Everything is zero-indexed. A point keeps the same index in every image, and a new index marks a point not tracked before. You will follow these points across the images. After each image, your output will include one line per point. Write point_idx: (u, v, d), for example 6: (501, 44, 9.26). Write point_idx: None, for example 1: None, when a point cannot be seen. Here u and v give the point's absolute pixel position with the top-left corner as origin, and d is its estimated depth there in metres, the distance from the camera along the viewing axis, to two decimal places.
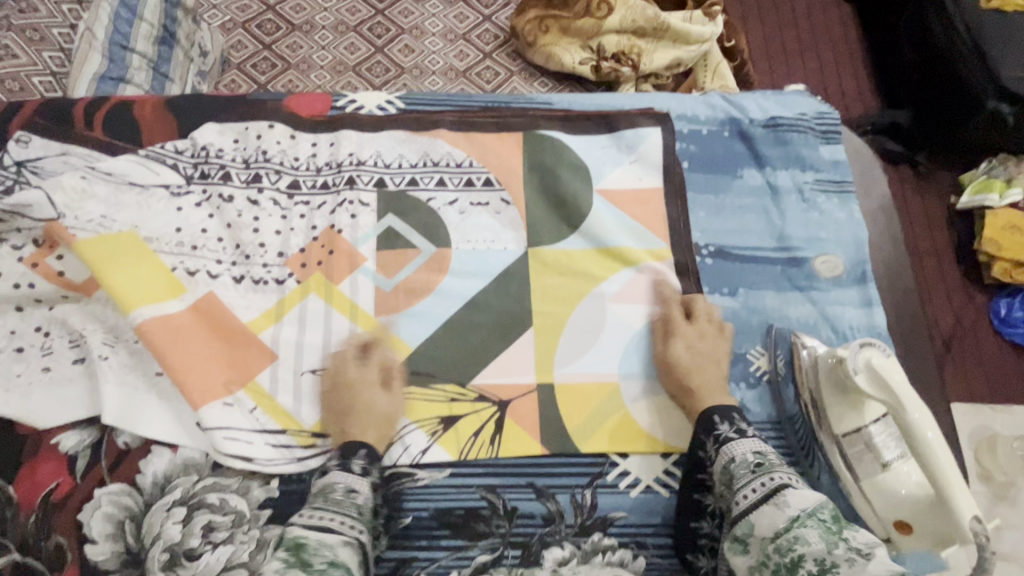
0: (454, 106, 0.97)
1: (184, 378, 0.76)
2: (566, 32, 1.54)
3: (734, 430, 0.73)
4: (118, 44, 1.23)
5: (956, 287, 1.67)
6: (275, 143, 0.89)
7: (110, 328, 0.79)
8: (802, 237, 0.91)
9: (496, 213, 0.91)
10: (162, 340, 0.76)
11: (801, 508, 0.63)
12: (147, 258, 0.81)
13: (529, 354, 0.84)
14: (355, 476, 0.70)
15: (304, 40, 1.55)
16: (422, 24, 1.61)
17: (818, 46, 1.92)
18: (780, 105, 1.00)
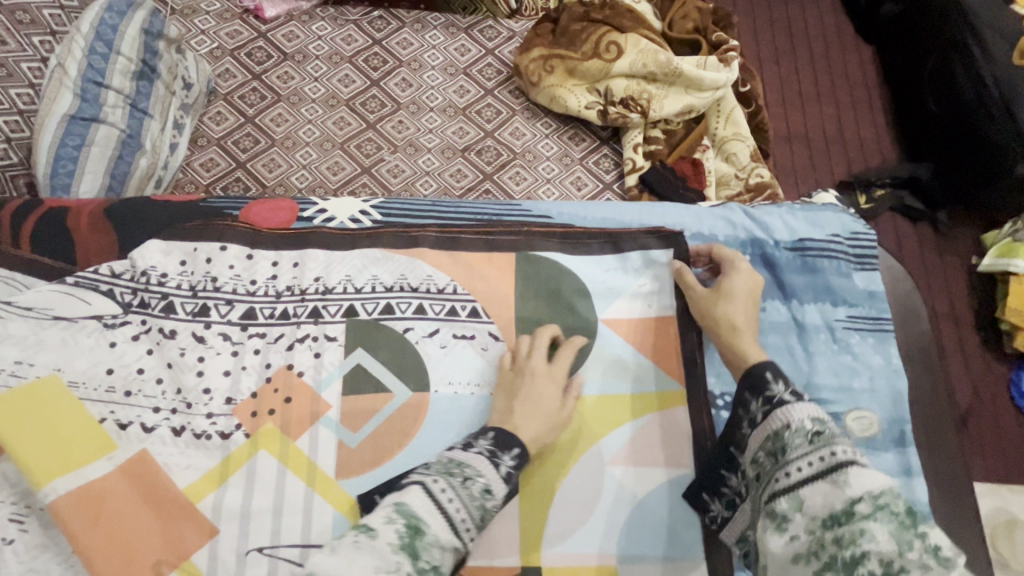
0: (439, 218, 0.88)
1: (99, 565, 0.64)
2: (572, 73, 1.42)
3: (789, 393, 0.62)
4: (91, 80, 1.10)
5: (975, 358, 1.38)
6: (228, 266, 0.79)
7: (20, 496, 0.67)
8: (833, 387, 0.79)
9: (483, 349, 0.79)
10: (77, 521, 0.64)
11: (865, 489, 0.50)
12: (70, 410, 0.69)
13: (513, 529, 0.72)
14: (495, 475, 0.65)
15: (295, 70, 1.40)
16: (422, 57, 1.47)
17: (834, 89, 1.65)
18: (808, 223, 0.88)
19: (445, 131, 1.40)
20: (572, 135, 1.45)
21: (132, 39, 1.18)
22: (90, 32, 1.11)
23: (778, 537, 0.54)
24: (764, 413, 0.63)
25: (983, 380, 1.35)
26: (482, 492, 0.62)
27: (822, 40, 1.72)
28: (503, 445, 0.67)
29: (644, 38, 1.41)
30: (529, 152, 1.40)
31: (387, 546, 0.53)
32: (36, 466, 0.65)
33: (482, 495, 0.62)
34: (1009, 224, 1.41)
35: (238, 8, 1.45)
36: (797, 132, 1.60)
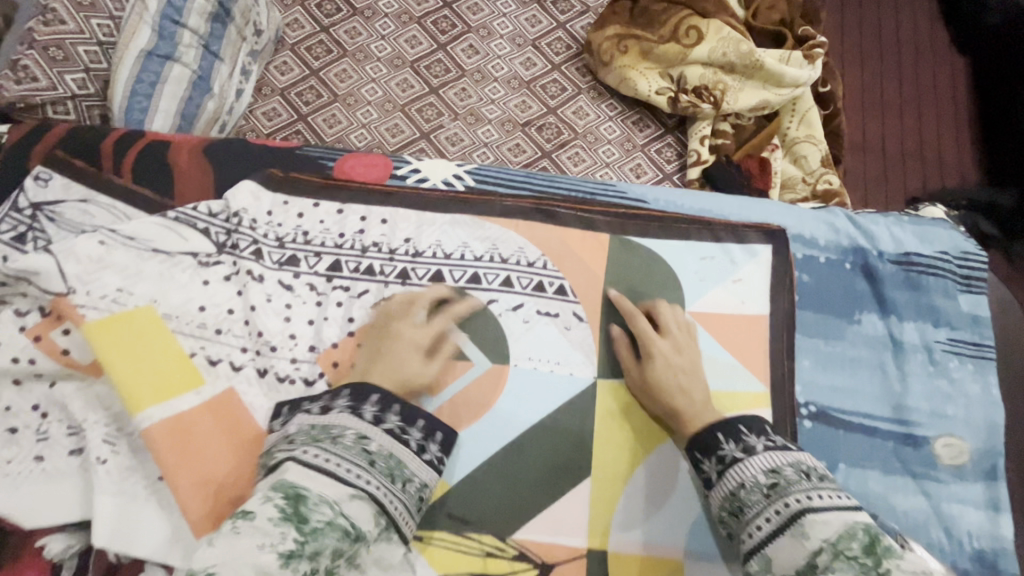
0: (530, 190, 0.85)
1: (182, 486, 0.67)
2: (645, 55, 1.37)
3: (763, 444, 0.64)
4: (169, 18, 1.11)
5: None
6: (318, 220, 0.78)
7: (113, 418, 0.69)
8: (924, 410, 0.76)
9: (566, 328, 0.77)
10: (167, 445, 0.67)
11: (824, 538, 0.55)
12: (164, 339, 0.71)
13: (583, 511, 0.71)
14: (390, 442, 0.62)
15: (363, 26, 1.38)
16: (490, 24, 1.42)
17: (920, 101, 1.56)
18: (917, 237, 0.83)
19: (507, 103, 1.36)
20: (637, 120, 1.40)
21: None
22: None
23: None
24: (719, 473, 0.65)
25: None
26: (376, 451, 0.61)
27: (914, 47, 1.61)
28: (386, 404, 0.65)
29: (726, 25, 1.34)
30: (591, 133, 1.37)
31: (265, 520, 0.51)
32: (133, 391, 0.68)
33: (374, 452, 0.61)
34: None
35: None
36: (874, 142, 1.51)
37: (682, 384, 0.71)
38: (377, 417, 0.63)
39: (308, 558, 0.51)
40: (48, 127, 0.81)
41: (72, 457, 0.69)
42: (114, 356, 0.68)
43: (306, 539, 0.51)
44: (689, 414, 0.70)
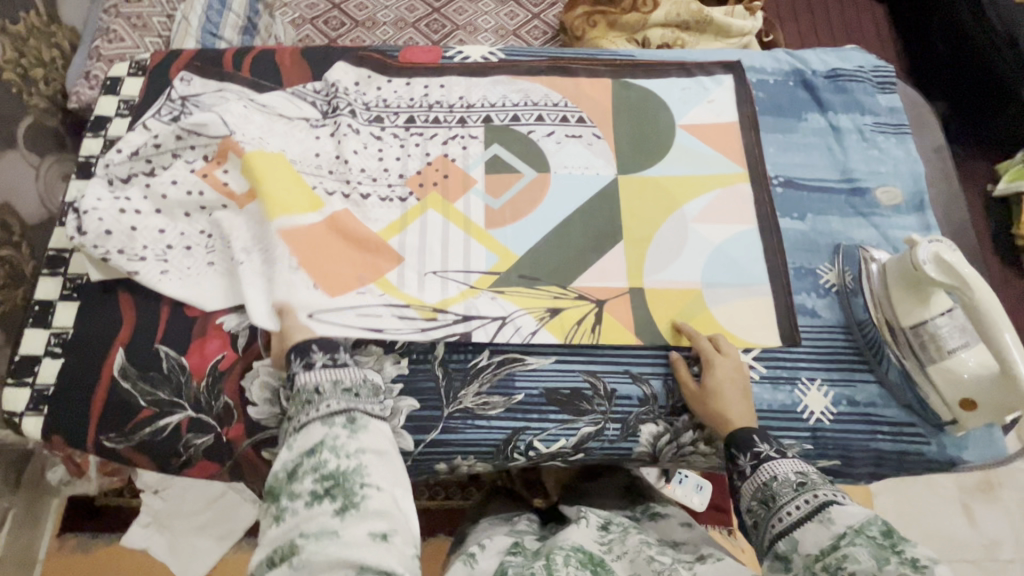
0: (546, 54, 1.09)
1: (321, 277, 0.87)
2: (612, 26, 1.75)
3: (772, 451, 0.75)
4: (209, 31, 1.38)
5: (998, 275, 1.86)
6: (393, 91, 1.04)
7: (256, 236, 0.90)
8: (864, 170, 1.01)
9: (589, 144, 1.02)
10: (303, 246, 0.88)
11: (847, 525, 0.63)
12: (293, 175, 0.92)
13: (621, 262, 0.94)
14: (318, 373, 0.71)
15: (366, 35, 1.90)
16: (475, 21, 1.94)
17: (857, 37, 2.08)
18: (840, 58, 1.10)
19: None
20: None
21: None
22: None
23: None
24: (753, 466, 0.75)
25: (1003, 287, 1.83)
26: (290, 404, 0.70)
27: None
28: (303, 351, 0.74)
29: None
30: None
31: (277, 514, 0.61)
32: (276, 204, 0.88)
33: (312, 391, 0.69)
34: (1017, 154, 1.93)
35: None
36: None
37: (734, 405, 0.81)
38: (309, 363, 0.72)
39: (291, 501, 0.61)
40: (180, 53, 1.07)
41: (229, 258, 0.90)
42: (265, 180, 0.89)
43: (280, 489, 0.63)
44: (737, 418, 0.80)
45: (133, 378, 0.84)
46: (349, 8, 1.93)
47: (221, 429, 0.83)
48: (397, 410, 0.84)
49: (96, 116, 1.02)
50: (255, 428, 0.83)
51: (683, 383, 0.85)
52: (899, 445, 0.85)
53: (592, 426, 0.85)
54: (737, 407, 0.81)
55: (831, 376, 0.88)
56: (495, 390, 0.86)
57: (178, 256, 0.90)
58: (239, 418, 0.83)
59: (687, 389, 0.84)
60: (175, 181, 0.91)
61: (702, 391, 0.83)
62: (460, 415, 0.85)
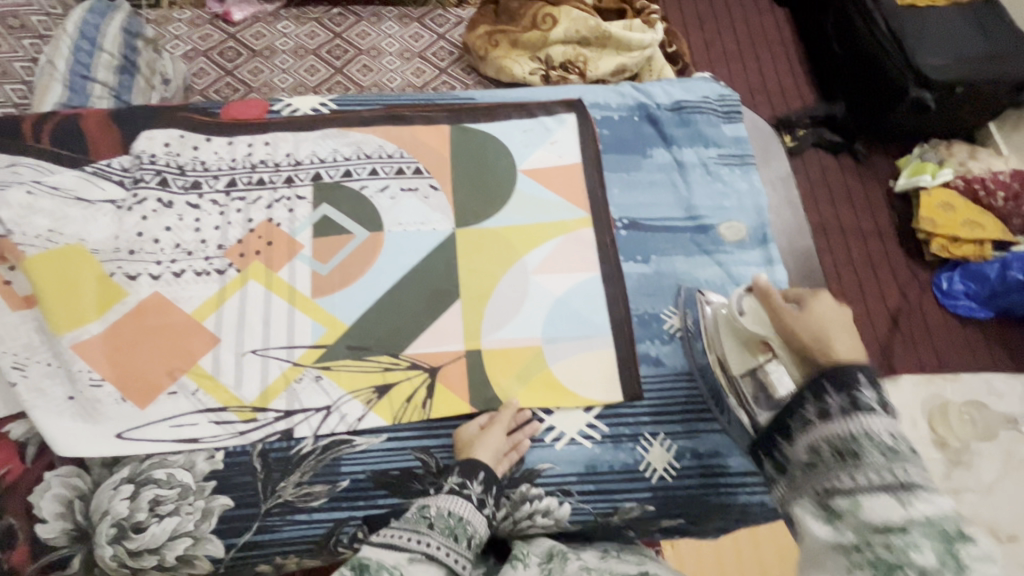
0: (382, 103, 1.05)
1: (127, 386, 0.82)
2: (514, 45, 1.71)
3: (879, 400, 0.54)
4: (78, 74, 1.30)
5: (902, 267, 1.84)
6: (213, 152, 0.97)
7: (50, 338, 0.82)
8: (708, 207, 1.00)
9: (425, 197, 0.97)
10: (103, 358, 0.83)
11: (925, 512, 0.45)
12: (90, 272, 0.86)
13: (457, 324, 0.90)
14: (464, 504, 0.73)
15: (265, 64, 1.77)
16: (379, 45, 1.84)
17: (757, 45, 2.17)
18: (685, 90, 1.09)
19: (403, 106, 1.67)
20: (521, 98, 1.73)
21: (113, 38, 1.37)
22: (76, 34, 1.32)
23: (819, 524, 0.50)
24: (843, 407, 0.54)
25: (907, 283, 1.81)
26: (435, 514, 0.70)
27: (741, 10, 2.26)
28: (468, 473, 0.76)
29: (574, 8, 1.70)
30: None
31: None
32: (61, 318, 0.83)
33: (461, 528, 0.70)
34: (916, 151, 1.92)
35: (208, 15, 1.82)
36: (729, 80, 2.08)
37: (838, 319, 0.62)
38: (481, 501, 0.75)
39: None
40: None
41: (12, 371, 0.79)
42: (48, 286, 0.83)
43: None
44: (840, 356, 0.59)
45: None
46: (245, 37, 1.80)
47: (2, 554, 0.74)
48: (208, 512, 0.77)
49: None
50: (44, 549, 0.75)
51: (780, 319, 0.66)
52: (740, 497, 0.83)
53: None
54: (838, 314, 0.63)
55: (673, 429, 0.85)
56: (318, 478, 0.80)
57: None
58: (25, 538, 0.75)
59: (777, 315, 0.66)
60: None
61: (800, 312, 0.64)
62: (279, 510, 0.78)
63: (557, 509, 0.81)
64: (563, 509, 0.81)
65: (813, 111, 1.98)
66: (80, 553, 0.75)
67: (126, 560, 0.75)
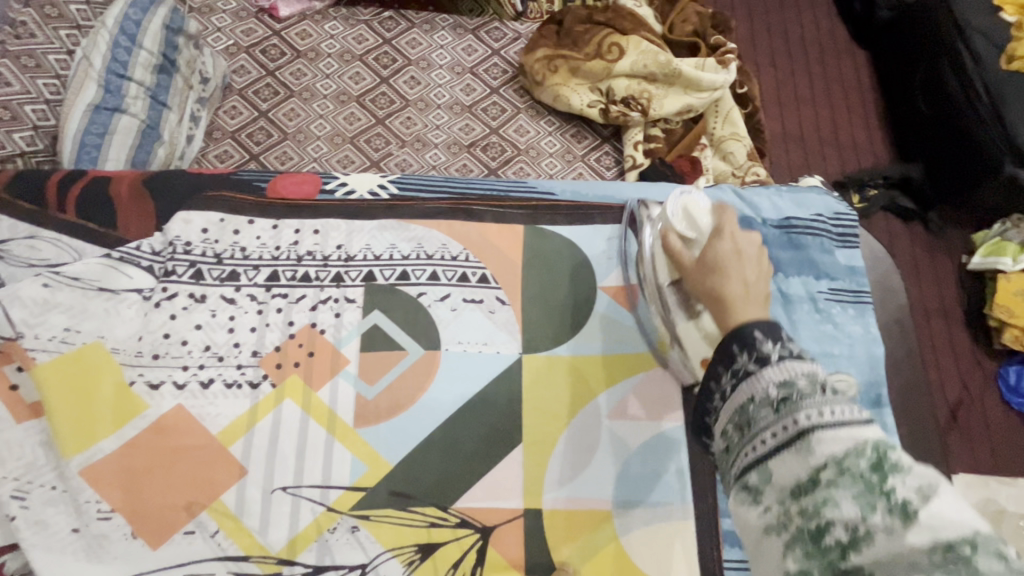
0: (449, 192, 0.92)
1: (138, 521, 0.72)
2: (574, 73, 1.52)
3: (781, 353, 0.53)
4: (115, 73, 1.18)
5: (966, 355, 1.54)
6: (255, 237, 0.85)
7: (56, 458, 0.72)
8: (814, 352, 0.86)
9: (491, 312, 0.85)
10: (113, 486, 0.72)
11: (830, 452, 0.45)
12: (107, 380, 0.75)
13: (517, 475, 0.78)
14: None
15: (308, 67, 1.50)
16: (429, 57, 1.57)
17: (832, 90, 1.84)
18: (795, 203, 0.95)
19: (452, 127, 1.49)
20: (575, 132, 1.55)
21: (154, 34, 1.26)
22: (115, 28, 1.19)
23: (754, 512, 0.49)
24: (732, 387, 0.54)
25: (971, 373, 1.51)
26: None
27: (818, 44, 1.91)
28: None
29: (644, 40, 1.53)
30: (533, 149, 1.51)
31: None
32: (70, 437, 0.72)
33: None
34: (997, 225, 1.55)
35: (254, 7, 1.55)
36: (793, 132, 1.77)
37: (740, 273, 0.64)
38: None
39: None
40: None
41: (11, 501, 0.69)
42: (58, 397, 0.72)
43: None
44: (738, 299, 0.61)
45: None
46: (291, 35, 1.53)
47: None
48: None
49: None
50: None
51: (681, 265, 0.70)
52: None
53: None
54: (743, 266, 0.65)
55: None
56: None
57: None
58: None
59: (683, 264, 0.70)
60: None
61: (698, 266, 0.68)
62: None
63: None
64: None
65: (887, 171, 1.66)
66: None
67: None
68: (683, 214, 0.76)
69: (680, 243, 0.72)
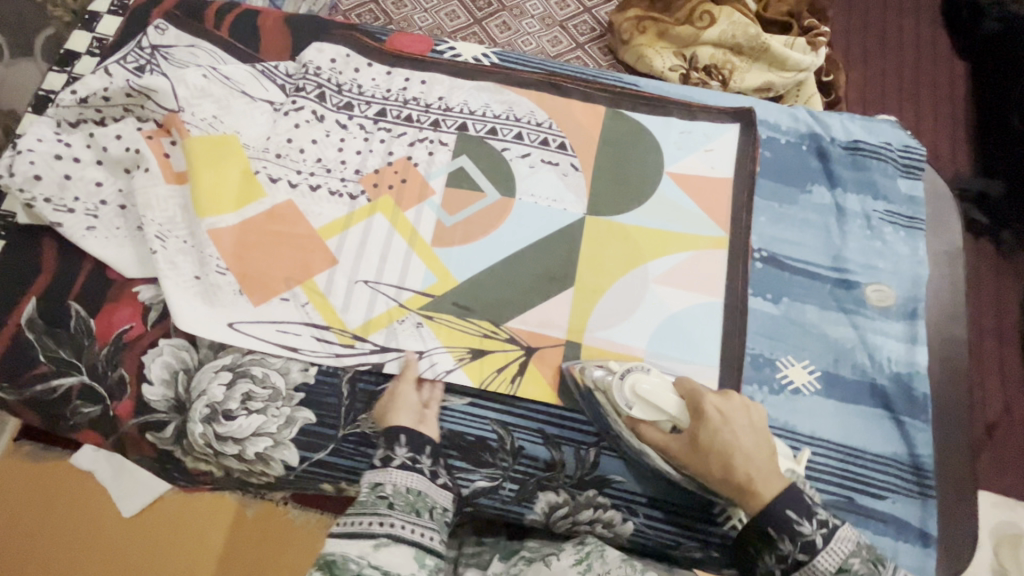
0: (544, 70, 1.02)
1: (246, 281, 0.85)
2: (661, 36, 1.55)
3: (818, 534, 0.65)
4: None
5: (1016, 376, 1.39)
6: (370, 78, 0.97)
7: (190, 217, 0.86)
8: (859, 263, 0.91)
9: (564, 175, 0.94)
10: (230, 249, 0.86)
11: None
12: (238, 165, 0.89)
13: (564, 311, 0.87)
14: (404, 475, 0.71)
15: (410, 1, 1.67)
16: (523, 5, 1.69)
17: (923, 91, 1.67)
18: (866, 130, 0.99)
19: None
20: None
21: None
22: None
23: None
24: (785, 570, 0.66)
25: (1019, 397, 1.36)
26: (393, 493, 0.69)
27: (918, 41, 1.74)
28: (418, 447, 0.73)
29: (737, 11, 1.51)
30: None
31: None
32: (204, 201, 0.86)
33: (405, 499, 0.69)
34: None
35: None
36: None
37: (746, 443, 0.71)
38: (434, 472, 0.73)
39: None
40: None
41: (154, 240, 0.84)
42: (200, 168, 0.87)
43: None
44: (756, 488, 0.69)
45: (38, 330, 0.82)
46: None
47: (111, 402, 0.80)
48: (291, 421, 0.80)
49: (66, 50, 0.98)
50: (145, 409, 0.80)
51: (674, 454, 0.75)
52: None
53: (488, 481, 0.80)
54: (740, 435, 0.72)
55: None
56: None
57: (110, 215, 0.86)
58: (132, 395, 0.80)
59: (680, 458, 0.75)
60: (118, 136, 0.87)
61: (691, 448, 0.74)
62: (356, 440, 0.80)
63: (619, 524, 0.79)
64: (625, 526, 0.79)
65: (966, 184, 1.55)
66: (176, 423, 0.80)
67: (212, 441, 0.80)
68: (641, 390, 0.77)
69: (660, 434, 0.76)
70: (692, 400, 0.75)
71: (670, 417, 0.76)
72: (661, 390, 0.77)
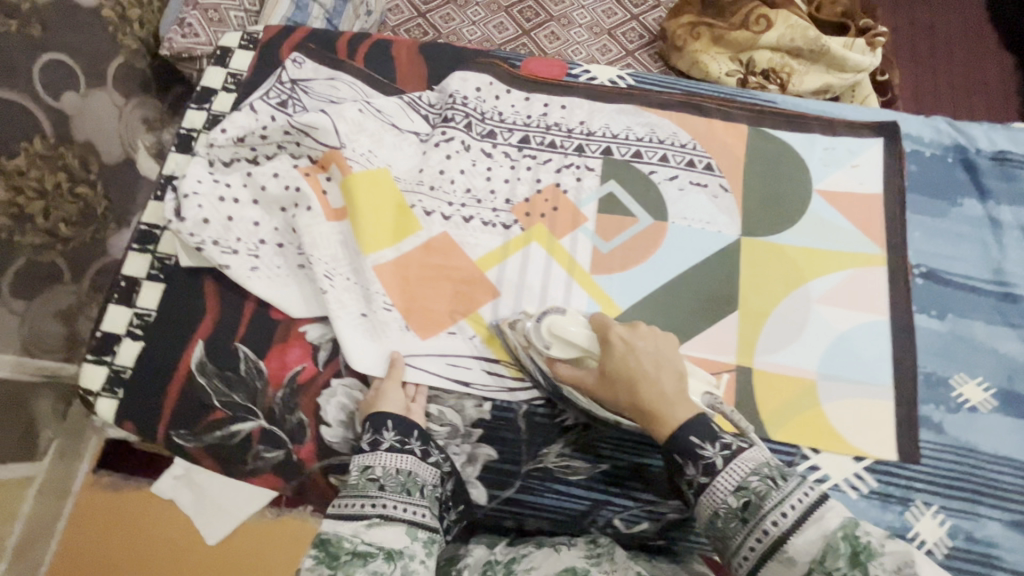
0: (681, 90, 1.01)
1: (409, 315, 0.85)
2: (716, 41, 1.41)
3: (720, 455, 0.62)
4: None
5: None
6: (510, 105, 0.97)
7: (352, 253, 0.86)
8: (1020, 274, 0.90)
9: (714, 196, 0.93)
10: (392, 285, 0.85)
11: (803, 539, 0.55)
12: (394, 199, 0.88)
13: (730, 336, 0.86)
14: (397, 457, 0.70)
15: (456, 13, 1.61)
16: (570, 14, 1.61)
17: (976, 94, 1.63)
18: (1011, 140, 0.98)
19: None
20: None
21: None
22: None
23: None
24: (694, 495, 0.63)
25: None
26: (383, 475, 0.68)
27: (966, 43, 1.69)
28: (406, 430, 0.72)
29: (794, 14, 1.37)
30: None
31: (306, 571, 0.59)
32: (366, 237, 0.85)
33: (396, 476, 0.68)
34: None
35: None
36: None
37: (653, 368, 0.69)
38: (425, 451, 0.72)
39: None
40: (295, 29, 1.01)
41: (322, 278, 0.83)
42: (361, 204, 0.85)
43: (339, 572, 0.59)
44: (662, 411, 0.67)
45: (210, 374, 0.81)
46: None
47: (293, 446, 0.79)
48: (473, 458, 0.80)
49: (203, 87, 0.98)
50: (327, 451, 0.79)
51: (585, 387, 0.73)
52: None
53: (678, 513, 0.79)
54: (650, 358, 0.70)
55: (949, 505, 0.79)
56: (578, 454, 0.80)
57: (269, 254, 0.85)
58: (312, 437, 0.79)
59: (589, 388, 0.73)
60: (276, 174, 0.87)
61: (602, 379, 0.72)
62: (540, 475, 0.79)
63: None
64: None
65: None
66: None
67: None
68: (561, 334, 0.75)
69: (571, 368, 0.75)
70: (601, 331, 0.73)
71: (582, 351, 0.75)
72: (572, 326, 0.76)
